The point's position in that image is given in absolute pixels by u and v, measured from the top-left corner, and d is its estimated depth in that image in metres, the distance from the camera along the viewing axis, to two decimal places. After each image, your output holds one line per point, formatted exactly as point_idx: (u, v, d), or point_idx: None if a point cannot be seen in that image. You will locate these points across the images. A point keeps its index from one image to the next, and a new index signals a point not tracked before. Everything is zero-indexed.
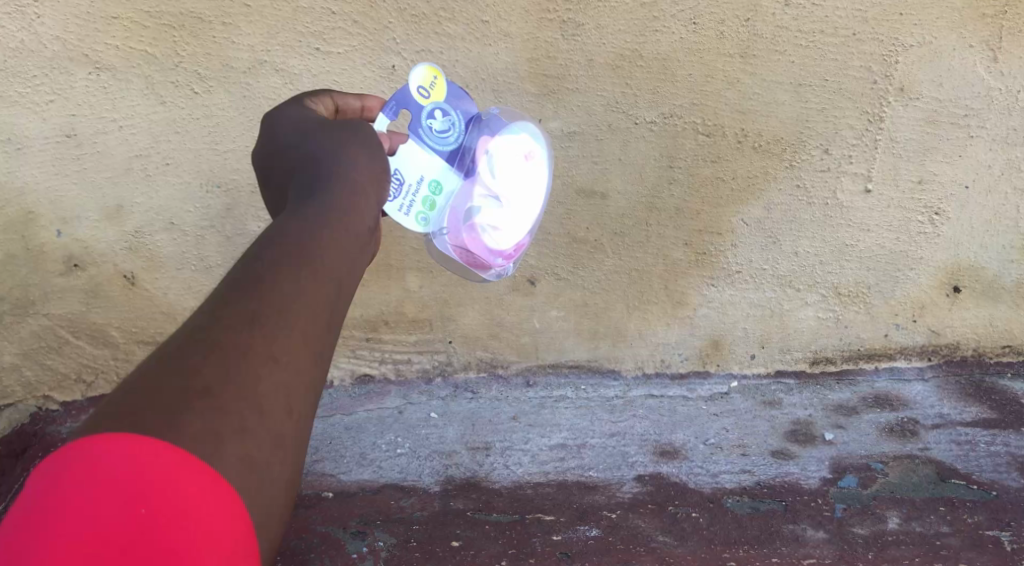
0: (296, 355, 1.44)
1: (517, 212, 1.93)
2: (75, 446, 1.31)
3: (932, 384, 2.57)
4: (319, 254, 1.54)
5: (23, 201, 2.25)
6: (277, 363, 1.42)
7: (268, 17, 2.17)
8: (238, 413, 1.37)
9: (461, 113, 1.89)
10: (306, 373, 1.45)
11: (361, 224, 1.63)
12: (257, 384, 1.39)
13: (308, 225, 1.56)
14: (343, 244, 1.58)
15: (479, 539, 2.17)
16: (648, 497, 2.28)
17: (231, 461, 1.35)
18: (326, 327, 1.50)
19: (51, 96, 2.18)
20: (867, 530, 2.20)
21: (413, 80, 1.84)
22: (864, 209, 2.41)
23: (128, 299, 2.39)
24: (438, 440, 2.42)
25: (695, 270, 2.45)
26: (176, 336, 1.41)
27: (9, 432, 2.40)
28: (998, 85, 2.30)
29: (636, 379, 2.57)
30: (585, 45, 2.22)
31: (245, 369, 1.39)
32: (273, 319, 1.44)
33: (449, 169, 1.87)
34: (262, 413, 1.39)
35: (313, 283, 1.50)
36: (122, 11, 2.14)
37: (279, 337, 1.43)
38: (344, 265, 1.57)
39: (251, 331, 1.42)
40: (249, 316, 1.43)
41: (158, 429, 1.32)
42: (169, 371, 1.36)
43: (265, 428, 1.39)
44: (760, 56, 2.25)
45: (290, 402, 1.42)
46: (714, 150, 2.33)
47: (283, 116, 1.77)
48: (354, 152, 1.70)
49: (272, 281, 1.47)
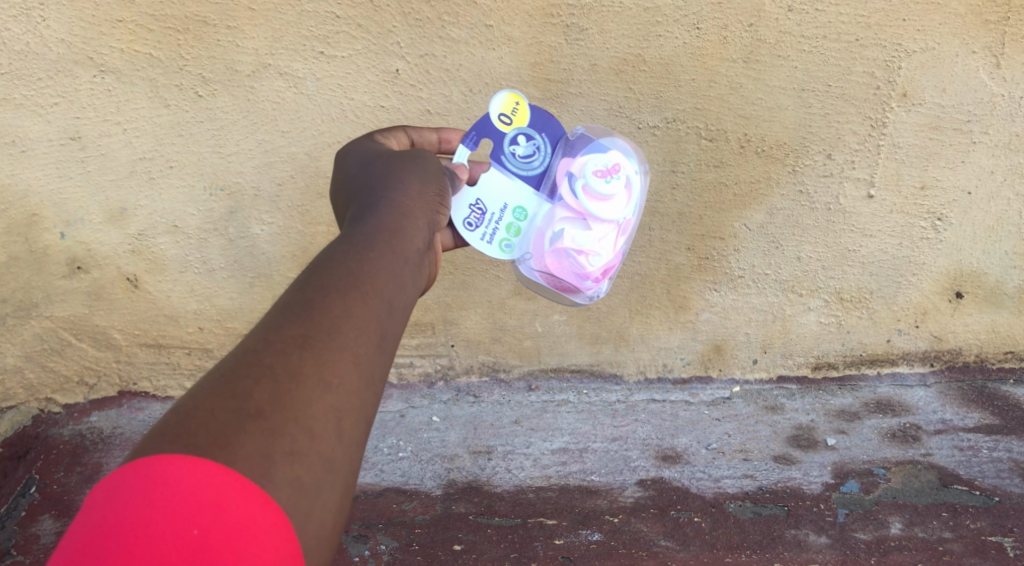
0: (347, 379, 1.50)
1: (602, 233, 1.99)
2: (133, 465, 1.37)
3: (934, 390, 2.57)
4: (367, 279, 1.60)
5: (27, 203, 2.26)
6: (329, 387, 1.48)
7: (272, 21, 2.17)
8: (290, 436, 1.43)
9: (546, 137, 2.00)
10: (356, 397, 1.51)
11: (414, 247, 1.71)
12: (308, 407, 1.46)
13: (357, 251, 1.63)
14: (393, 267, 1.65)
15: (481, 543, 2.20)
16: (650, 502, 2.29)
17: (281, 484, 1.41)
18: (379, 350, 1.56)
19: (56, 99, 2.18)
20: (870, 535, 2.22)
21: (495, 107, 1.97)
22: (866, 215, 2.41)
23: (131, 302, 2.39)
24: (440, 444, 2.43)
25: (697, 275, 2.45)
26: (232, 357, 1.48)
27: (11, 435, 2.40)
28: (1001, 91, 2.30)
29: (637, 384, 2.57)
30: (588, 49, 2.23)
31: (296, 392, 1.46)
32: (323, 344, 1.50)
33: (532, 194, 1.99)
34: (312, 436, 1.45)
35: (364, 307, 1.57)
36: (126, 14, 2.14)
37: (329, 360, 1.49)
38: (394, 287, 1.63)
39: (301, 355, 1.48)
40: (301, 340, 1.50)
41: (210, 451, 1.39)
42: (222, 394, 1.43)
43: (316, 451, 1.45)
44: (763, 61, 2.25)
45: (340, 426, 1.48)
46: (717, 155, 2.33)
47: (353, 150, 1.91)
48: (406, 179, 1.79)
49: (324, 307, 1.54)
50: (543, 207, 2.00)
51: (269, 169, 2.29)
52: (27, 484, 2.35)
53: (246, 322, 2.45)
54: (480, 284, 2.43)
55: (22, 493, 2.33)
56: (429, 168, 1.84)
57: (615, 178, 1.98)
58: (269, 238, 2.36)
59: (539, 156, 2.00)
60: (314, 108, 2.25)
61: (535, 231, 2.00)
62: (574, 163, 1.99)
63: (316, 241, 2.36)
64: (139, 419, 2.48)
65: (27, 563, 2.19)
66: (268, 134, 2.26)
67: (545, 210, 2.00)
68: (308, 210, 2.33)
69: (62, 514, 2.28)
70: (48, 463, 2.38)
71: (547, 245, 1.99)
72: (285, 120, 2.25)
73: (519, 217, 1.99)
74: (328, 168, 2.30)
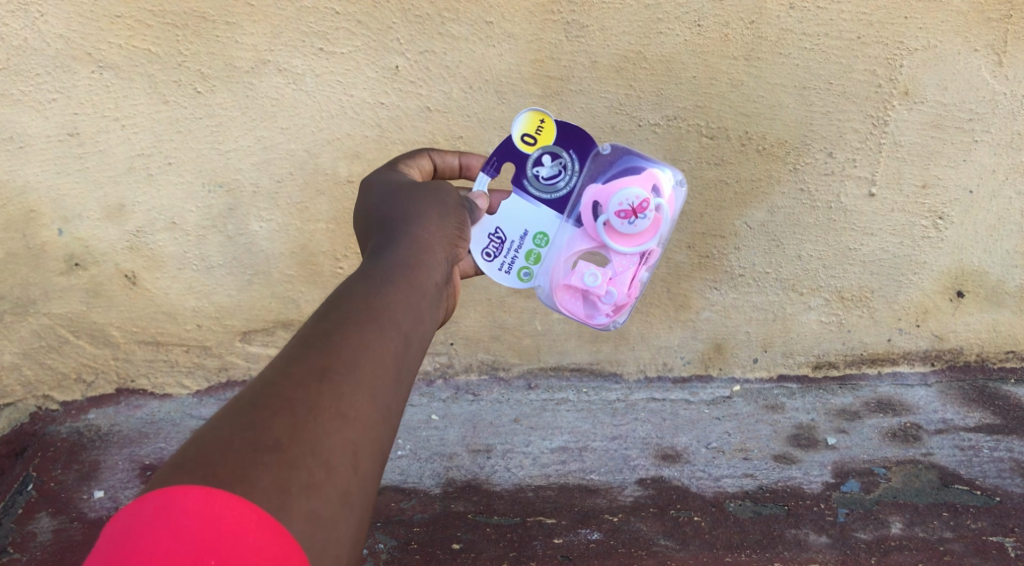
0: (363, 412, 1.52)
1: (619, 266, 1.96)
2: (152, 495, 1.39)
3: (935, 389, 2.56)
4: (385, 311, 1.62)
5: (25, 200, 2.25)
6: (346, 420, 1.50)
7: (272, 17, 2.16)
8: (307, 469, 1.45)
9: (572, 155, 1.96)
10: (372, 430, 1.52)
11: (432, 280, 1.73)
12: (325, 440, 1.47)
13: (374, 282, 1.65)
14: (412, 299, 1.66)
15: (479, 542, 2.20)
16: (650, 501, 2.28)
17: (299, 517, 1.42)
18: (395, 383, 1.57)
19: (54, 95, 2.17)
20: (870, 534, 2.21)
21: (517, 128, 1.94)
22: (868, 213, 2.40)
23: (129, 299, 2.38)
24: (439, 442, 2.42)
25: (698, 273, 2.44)
26: (251, 388, 1.50)
27: (9, 433, 2.39)
28: (1003, 89, 2.29)
29: (637, 383, 2.56)
30: (589, 46, 2.22)
31: (313, 426, 1.47)
32: (341, 376, 1.52)
33: (554, 218, 1.96)
34: (328, 470, 1.47)
35: (380, 338, 1.58)
36: (125, 10, 2.13)
37: (347, 393, 1.51)
38: (411, 319, 1.64)
39: (319, 389, 1.50)
40: (319, 372, 1.51)
41: (229, 484, 1.41)
42: (241, 426, 1.45)
43: (332, 484, 1.46)
44: (764, 59, 2.24)
45: (356, 459, 1.49)
46: (718, 153, 2.32)
47: (374, 177, 1.93)
48: (426, 209, 1.82)
49: (341, 339, 1.55)
50: (565, 233, 1.97)
51: (268, 166, 2.28)
52: (24, 481, 2.35)
53: (244, 319, 2.44)
54: (479, 282, 2.41)
55: (19, 491, 2.33)
56: (452, 199, 1.87)
57: (640, 217, 1.92)
58: (268, 235, 2.35)
59: (564, 177, 1.95)
60: (312, 105, 2.24)
61: (555, 259, 1.98)
62: (599, 189, 1.94)
63: (315, 238, 2.35)
64: (136, 417, 2.47)
65: (23, 561, 2.18)
66: (266, 130, 2.25)
67: (566, 237, 1.97)
68: (307, 206, 2.32)
69: (59, 511, 2.27)
70: (45, 461, 2.38)
71: (564, 275, 1.98)
72: (284, 117, 2.24)
73: (540, 242, 1.98)
74: (327, 165, 2.29)
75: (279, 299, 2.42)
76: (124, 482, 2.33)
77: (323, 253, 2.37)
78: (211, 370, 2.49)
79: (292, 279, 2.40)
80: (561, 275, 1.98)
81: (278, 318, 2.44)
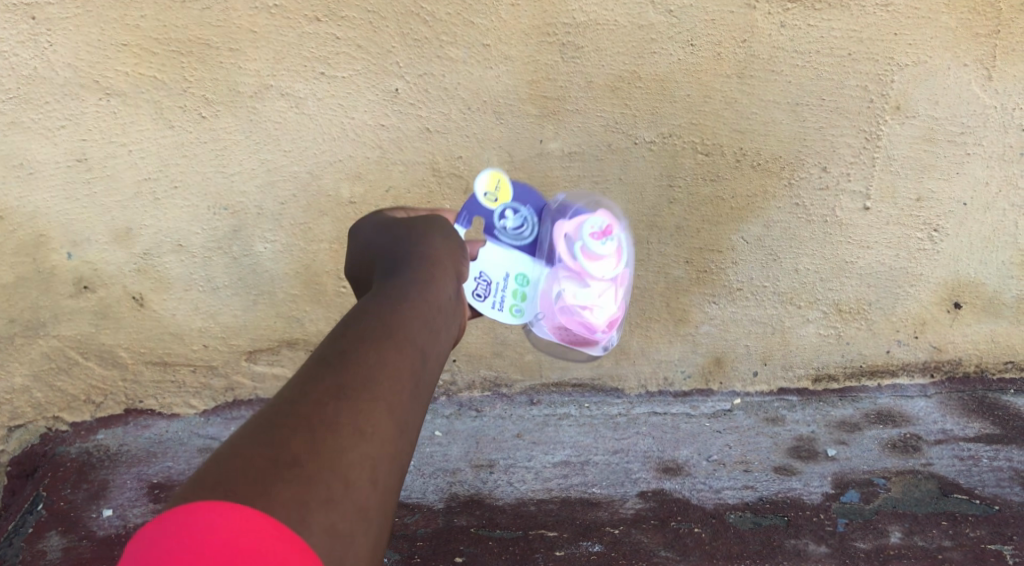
0: (379, 429, 1.55)
1: (599, 291, 2.04)
2: (174, 512, 1.41)
3: (935, 400, 2.59)
4: (399, 331, 1.65)
5: (34, 225, 2.30)
6: (363, 436, 1.53)
7: (274, 43, 2.21)
8: (325, 484, 1.47)
9: (529, 207, 2.05)
10: (388, 446, 1.55)
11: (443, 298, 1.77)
12: (343, 455, 1.50)
13: (389, 303, 1.69)
14: (423, 319, 1.70)
15: (482, 556, 2.22)
16: (651, 513, 2.30)
17: (318, 531, 1.45)
18: (410, 401, 1.61)
19: (63, 122, 2.23)
20: (870, 544, 2.23)
21: (478, 187, 2.01)
22: (863, 226, 2.43)
23: (137, 321, 2.42)
24: (442, 458, 2.44)
25: (697, 287, 2.48)
26: (268, 407, 1.52)
27: (20, 453, 2.46)
28: (993, 103, 2.33)
29: (639, 397, 2.59)
30: (585, 67, 2.26)
31: (332, 441, 1.50)
32: (357, 394, 1.55)
33: (531, 260, 2.02)
34: (347, 485, 1.49)
35: (395, 357, 1.62)
36: (132, 39, 2.18)
37: (364, 410, 1.54)
38: (424, 339, 1.68)
39: (337, 406, 1.53)
40: (336, 391, 1.54)
41: (249, 498, 1.43)
42: (261, 443, 1.47)
43: (351, 499, 1.49)
44: (757, 77, 2.28)
45: (374, 475, 1.52)
46: (714, 169, 2.36)
47: (367, 219, 1.97)
48: (431, 237, 1.86)
49: (357, 357, 1.59)
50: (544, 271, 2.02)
51: (271, 188, 2.33)
52: (34, 501, 2.37)
53: (250, 339, 2.48)
54: None
55: (29, 510, 2.35)
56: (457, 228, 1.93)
57: (608, 240, 2.04)
58: (272, 256, 2.39)
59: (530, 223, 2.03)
60: (315, 128, 2.28)
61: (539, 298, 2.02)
62: (566, 226, 2.04)
63: (318, 258, 2.40)
64: (145, 437, 2.51)
65: None
66: (270, 153, 2.30)
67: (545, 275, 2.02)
68: (311, 227, 2.37)
69: (68, 530, 2.30)
70: (55, 481, 2.41)
71: (552, 310, 2.03)
72: (287, 140, 2.29)
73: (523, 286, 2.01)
74: (329, 187, 2.34)
75: (283, 318, 2.46)
76: (132, 501, 2.36)
77: (327, 272, 2.41)
78: (217, 390, 2.53)
79: (296, 298, 2.44)
80: (548, 311, 2.03)
81: (283, 337, 2.48)
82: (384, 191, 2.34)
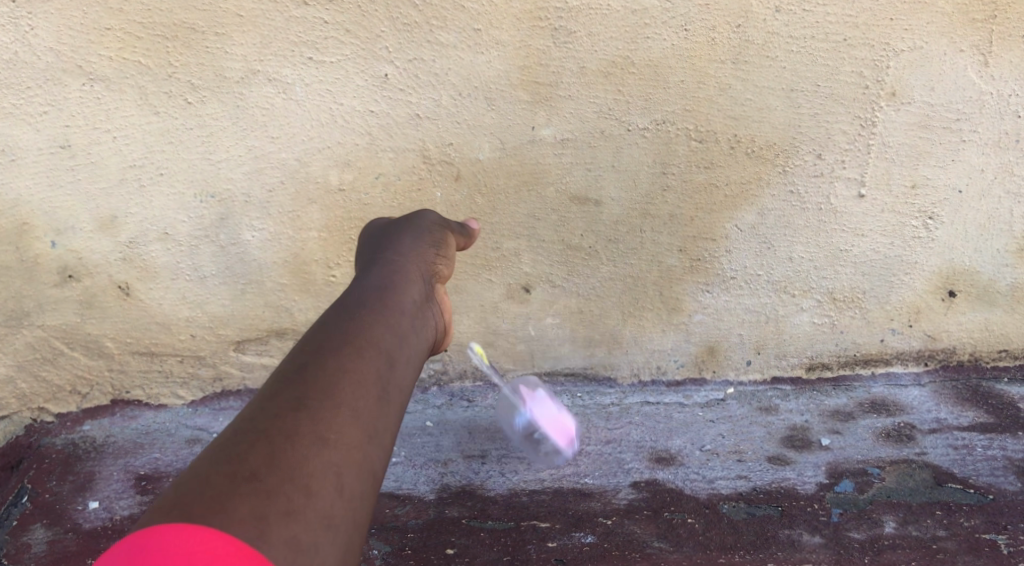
0: (344, 436, 1.52)
1: None
2: (131, 539, 1.38)
3: (929, 389, 2.57)
4: (363, 336, 1.63)
5: (18, 212, 2.26)
6: (327, 444, 1.50)
7: (261, 27, 2.17)
8: (285, 495, 1.44)
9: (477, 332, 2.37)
10: (355, 452, 1.52)
11: (406, 306, 1.75)
12: (305, 465, 1.47)
13: (349, 314, 1.67)
14: (392, 324, 1.69)
15: (474, 547, 2.16)
16: (644, 504, 2.27)
17: (277, 542, 1.41)
18: (378, 405, 1.58)
19: (46, 107, 2.18)
20: (864, 534, 2.20)
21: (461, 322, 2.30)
22: (858, 214, 2.41)
23: (123, 310, 2.39)
24: (434, 449, 2.41)
25: (690, 276, 2.45)
26: (231, 428, 1.50)
27: (4, 444, 2.41)
28: (990, 89, 2.31)
29: (631, 387, 2.57)
30: (577, 52, 2.23)
31: (292, 452, 1.47)
32: (319, 403, 1.53)
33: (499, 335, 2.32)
34: (309, 493, 1.46)
35: (360, 363, 1.60)
36: (115, 22, 2.14)
37: (326, 418, 1.52)
38: (391, 343, 1.66)
39: (297, 417, 1.50)
40: (296, 402, 1.52)
41: (204, 517, 1.39)
42: (220, 461, 1.45)
43: (313, 508, 1.45)
44: (751, 62, 2.26)
45: (340, 481, 1.49)
46: (708, 156, 2.33)
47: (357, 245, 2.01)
48: (397, 254, 1.87)
49: (317, 369, 1.57)
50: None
51: (259, 176, 2.29)
52: (19, 493, 2.33)
53: (238, 329, 2.44)
54: (473, 288, 2.43)
55: (14, 503, 2.31)
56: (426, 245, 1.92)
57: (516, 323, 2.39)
58: (260, 244, 2.36)
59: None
60: (303, 114, 2.25)
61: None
62: None
63: (307, 247, 2.37)
64: (131, 428, 2.47)
65: None
66: (257, 139, 2.26)
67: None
68: (299, 215, 2.34)
69: (53, 522, 2.25)
70: (40, 473, 2.36)
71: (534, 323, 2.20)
72: (274, 126, 2.25)
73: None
74: (318, 174, 2.30)
75: (272, 308, 2.43)
76: (118, 492, 2.31)
77: (316, 261, 2.39)
78: (205, 380, 2.50)
79: (284, 287, 2.41)
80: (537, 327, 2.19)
81: (271, 327, 2.45)
82: (373, 178, 2.31)
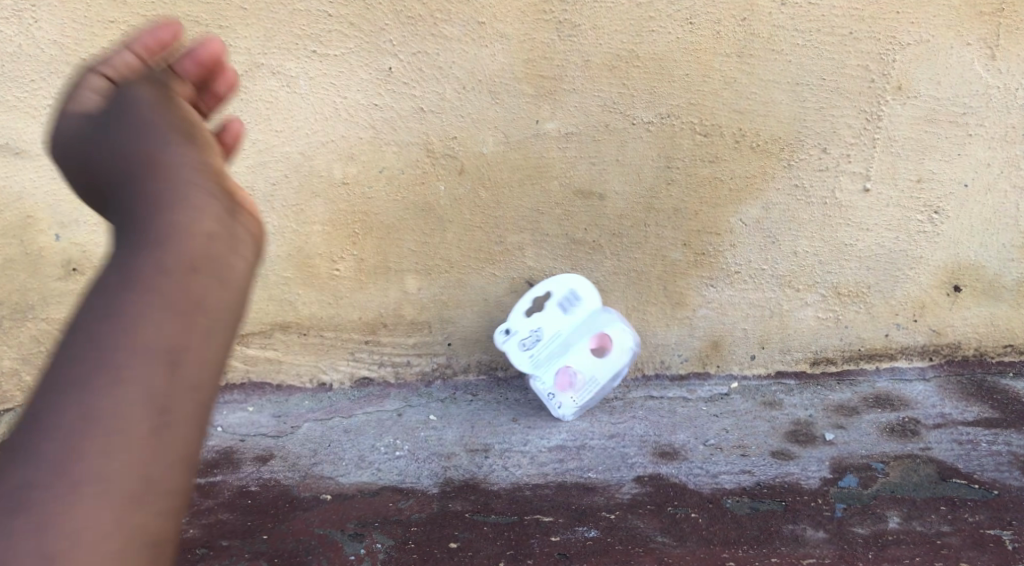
0: (114, 455, 1.22)
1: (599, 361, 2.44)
2: None
3: (933, 384, 2.57)
4: (122, 318, 1.28)
5: (22, 205, 2.26)
6: (86, 472, 1.21)
7: (264, 20, 2.17)
8: (31, 539, 1.18)
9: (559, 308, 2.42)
10: (127, 469, 1.23)
11: (168, 265, 1.32)
12: (64, 504, 1.20)
13: (93, 312, 1.29)
14: (149, 286, 1.30)
15: (477, 541, 2.10)
16: (647, 498, 2.24)
17: None
18: (149, 403, 1.25)
19: (50, 100, 2.18)
20: (868, 530, 2.15)
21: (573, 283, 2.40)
22: (863, 209, 2.40)
23: None
24: (437, 442, 2.39)
25: (694, 270, 2.45)
26: None
27: None
28: (997, 83, 2.31)
29: (635, 381, 2.57)
30: (582, 45, 2.22)
31: (40, 491, 1.20)
32: (80, 420, 1.23)
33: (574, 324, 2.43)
34: (66, 531, 1.19)
35: (120, 354, 1.26)
36: (119, 15, 2.14)
37: (85, 439, 1.22)
38: (160, 309, 1.29)
39: (42, 445, 1.22)
40: (39, 427, 1.23)
41: None
42: None
43: (76, 548, 1.19)
44: (757, 55, 2.25)
45: (110, 509, 1.21)
46: (712, 150, 2.33)
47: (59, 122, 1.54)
48: (146, 128, 1.46)
49: (55, 387, 1.25)
50: (573, 322, 2.42)
51: (263, 169, 2.29)
52: None
53: (242, 323, 2.44)
54: (475, 282, 2.44)
55: None
56: (199, 135, 1.50)
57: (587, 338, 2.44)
58: None
59: (522, 304, 2.43)
60: (307, 108, 2.25)
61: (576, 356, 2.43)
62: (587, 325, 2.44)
63: (311, 240, 2.37)
64: None
65: None
66: (261, 133, 2.26)
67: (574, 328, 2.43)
68: (303, 209, 2.33)
69: None
70: None
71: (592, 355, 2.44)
72: (278, 120, 2.25)
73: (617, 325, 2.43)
74: (322, 168, 2.30)
75: (276, 302, 2.42)
76: None
77: (320, 255, 2.38)
78: None
79: (288, 281, 2.40)
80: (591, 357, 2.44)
81: (276, 321, 2.45)
82: (377, 171, 2.31)
